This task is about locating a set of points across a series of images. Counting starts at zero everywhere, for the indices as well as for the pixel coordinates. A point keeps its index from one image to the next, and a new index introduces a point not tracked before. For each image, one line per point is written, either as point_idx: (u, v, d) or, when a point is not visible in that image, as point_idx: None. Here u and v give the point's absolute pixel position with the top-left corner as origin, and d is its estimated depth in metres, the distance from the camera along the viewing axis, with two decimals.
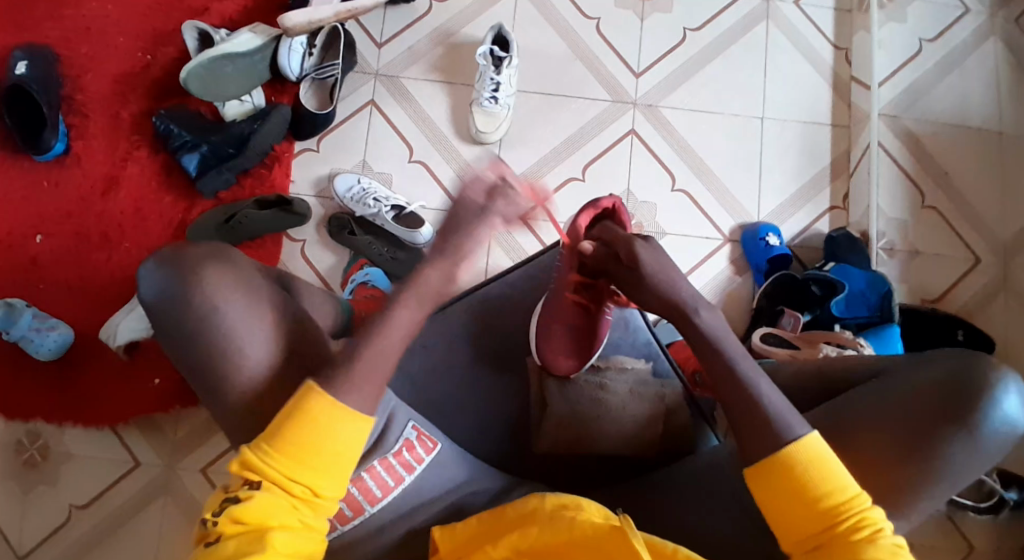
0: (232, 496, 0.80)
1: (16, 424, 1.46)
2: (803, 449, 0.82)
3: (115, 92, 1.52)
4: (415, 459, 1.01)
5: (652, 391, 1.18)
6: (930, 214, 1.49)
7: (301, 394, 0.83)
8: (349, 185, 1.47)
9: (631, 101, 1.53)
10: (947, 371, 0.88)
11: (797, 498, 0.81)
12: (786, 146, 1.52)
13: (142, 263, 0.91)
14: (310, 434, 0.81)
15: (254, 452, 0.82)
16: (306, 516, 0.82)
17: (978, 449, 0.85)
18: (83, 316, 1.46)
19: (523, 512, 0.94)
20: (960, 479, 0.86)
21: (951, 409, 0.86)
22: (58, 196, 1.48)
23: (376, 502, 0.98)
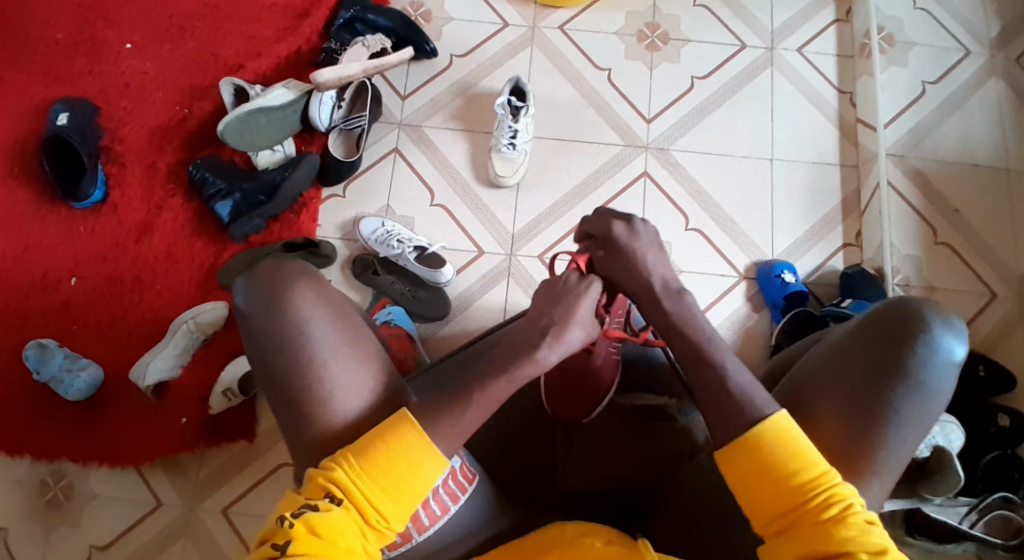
0: (312, 503, 0.84)
1: (41, 464, 1.47)
2: (766, 429, 0.85)
3: (152, 143, 1.60)
4: (458, 488, 1.05)
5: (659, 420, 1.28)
6: (942, 249, 1.51)
7: (398, 420, 0.89)
8: (374, 228, 1.53)
9: (643, 145, 1.59)
10: (872, 316, 0.97)
11: (763, 480, 0.84)
12: (795, 186, 1.57)
13: (235, 282, 1.00)
14: (395, 464, 0.87)
15: (341, 470, 0.86)
16: (371, 544, 0.85)
17: (923, 387, 0.93)
18: (113, 356, 1.49)
19: (542, 538, 1.02)
20: (907, 413, 0.92)
21: (882, 347, 0.94)
22: (95, 241, 1.55)
23: (423, 530, 1.01)
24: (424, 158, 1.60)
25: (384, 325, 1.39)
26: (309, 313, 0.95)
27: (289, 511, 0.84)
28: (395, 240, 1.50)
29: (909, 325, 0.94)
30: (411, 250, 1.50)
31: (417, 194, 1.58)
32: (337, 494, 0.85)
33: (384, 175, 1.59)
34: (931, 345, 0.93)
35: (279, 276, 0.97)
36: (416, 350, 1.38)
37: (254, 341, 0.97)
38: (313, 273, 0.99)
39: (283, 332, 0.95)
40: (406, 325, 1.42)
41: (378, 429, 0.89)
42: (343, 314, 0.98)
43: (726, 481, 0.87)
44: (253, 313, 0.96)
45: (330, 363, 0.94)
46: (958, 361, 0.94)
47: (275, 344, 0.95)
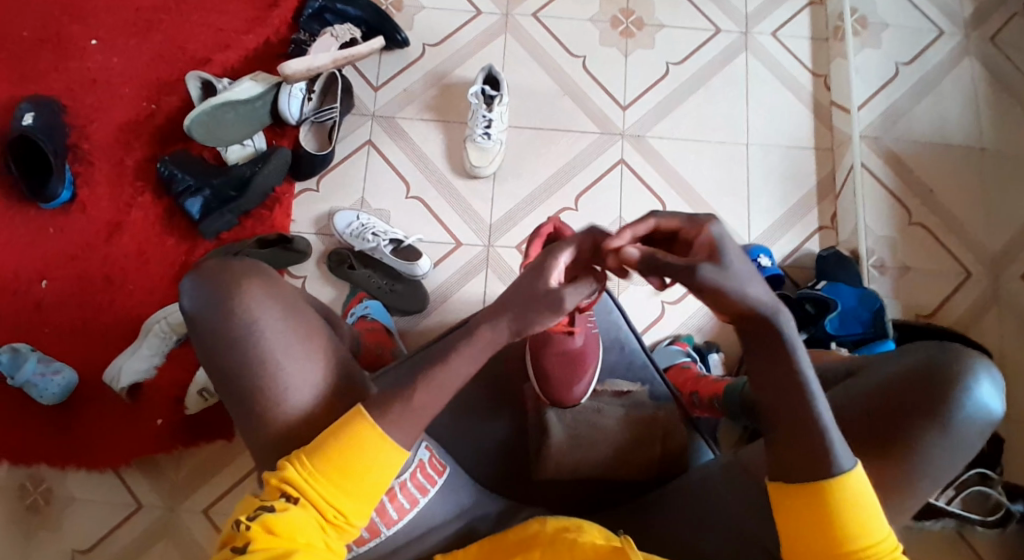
0: (268, 505, 0.86)
1: (18, 468, 1.45)
2: (842, 484, 0.87)
3: (120, 140, 1.57)
4: (426, 481, 1.10)
5: (646, 413, 1.30)
6: (917, 230, 1.52)
7: (351, 417, 0.90)
8: (349, 221, 1.51)
9: (619, 132, 1.59)
10: (922, 362, 0.97)
11: (827, 529, 0.87)
12: (771, 168, 1.57)
13: (183, 277, 0.97)
14: (349, 459, 0.88)
15: (295, 469, 0.88)
16: (331, 539, 0.88)
17: (959, 438, 0.94)
18: (86, 358, 1.47)
19: (523, 533, 1.04)
20: (942, 462, 0.94)
21: (926, 394, 0.95)
22: (65, 241, 1.52)
23: (392, 525, 1.06)
24: (398, 149, 1.58)
25: (361, 319, 1.40)
26: (259, 314, 0.93)
27: (246, 514, 0.86)
28: (371, 233, 1.48)
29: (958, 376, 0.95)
30: (387, 243, 1.48)
31: (393, 186, 1.56)
32: (293, 493, 0.88)
33: (358, 168, 1.57)
34: (976, 400, 0.95)
35: (227, 276, 0.95)
36: (394, 342, 1.40)
37: (209, 346, 0.95)
38: (262, 270, 0.97)
39: (231, 335, 0.93)
40: (384, 319, 1.43)
41: (332, 424, 0.90)
42: (295, 311, 0.96)
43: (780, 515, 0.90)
44: (201, 315, 0.94)
45: (299, 363, 0.94)
46: (996, 415, 0.96)
47: (223, 345, 0.94)
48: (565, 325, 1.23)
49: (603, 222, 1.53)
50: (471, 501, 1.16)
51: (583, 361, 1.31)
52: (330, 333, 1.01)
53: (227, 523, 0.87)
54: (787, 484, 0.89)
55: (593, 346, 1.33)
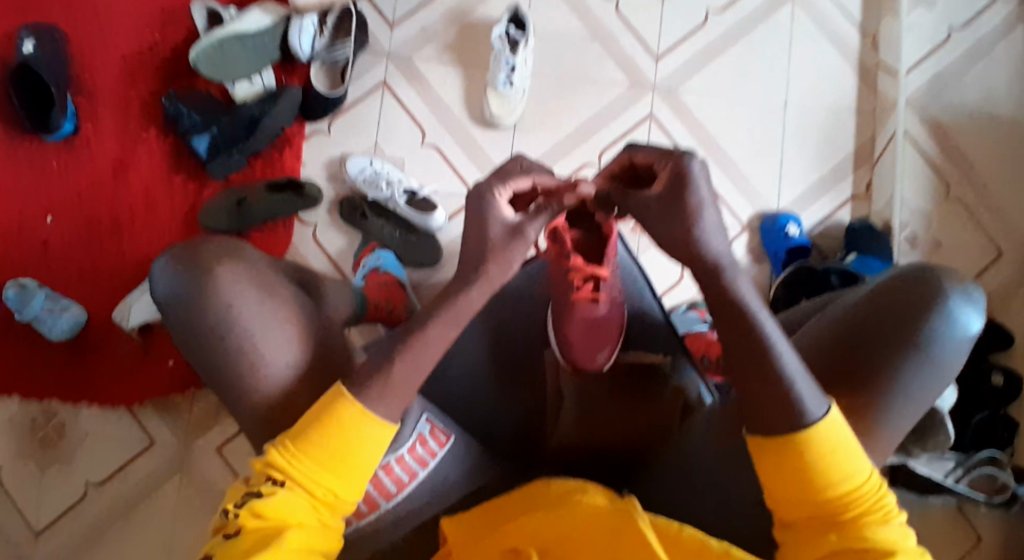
0: (254, 492, 0.86)
1: (31, 403, 1.43)
2: (817, 434, 0.84)
3: (126, 73, 1.51)
4: (427, 453, 1.11)
5: (669, 390, 1.29)
6: (953, 205, 1.45)
7: (330, 399, 0.89)
8: (361, 167, 1.45)
9: (650, 85, 1.51)
10: (888, 284, 0.94)
11: (806, 481, 0.84)
12: (807, 131, 1.49)
13: (157, 259, 0.98)
14: (334, 440, 0.88)
15: (278, 454, 0.88)
16: (325, 516, 0.89)
17: (930, 360, 0.91)
18: (96, 298, 1.46)
19: (530, 492, 1.07)
20: (914, 388, 0.91)
21: (894, 317, 0.92)
22: (72, 179, 1.48)
23: (390, 498, 1.07)
24: (414, 92, 1.50)
25: (372, 271, 1.37)
26: (233, 295, 0.94)
27: (234, 503, 0.86)
28: (385, 182, 1.43)
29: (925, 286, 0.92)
30: (401, 192, 1.44)
31: (409, 133, 1.49)
32: (279, 477, 0.87)
33: (372, 112, 1.50)
34: (948, 317, 0.91)
35: (197, 274, 0.95)
36: (407, 297, 1.38)
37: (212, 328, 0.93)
38: (236, 251, 0.99)
39: (206, 318, 0.94)
40: (396, 272, 1.40)
41: (313, 409, 0.89)
42: (270, 290, 0.97)
43: (760, 468, 0.87)
44: (172, 299, 0.95)
45: (279, 350, 0.94)
46: (974, 333, 0.92)
47: (207, 341, 0.95)
48: (588, 290, 1.21)
49: None
50: (475, 473, 1.16)
51: (605, 331, 1.29)
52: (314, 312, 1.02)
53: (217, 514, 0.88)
54: (763, 437, 0.86)
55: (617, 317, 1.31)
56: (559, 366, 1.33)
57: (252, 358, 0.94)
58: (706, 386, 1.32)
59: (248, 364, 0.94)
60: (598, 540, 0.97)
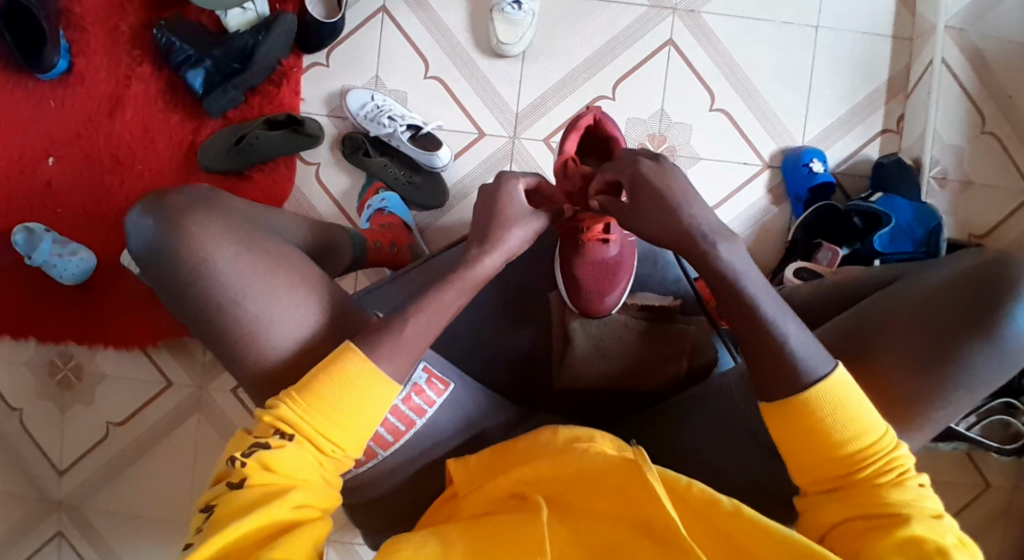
0: (262, 441, 0.83)
1: (47, 346, 1.47)
2: (825, 390, 0.83)
3: (116, 2, 1.43)
4: (425, 402, 1.05)
5: (677, 331, 1.25)
6: (988, 141, 1.35)
7: (339, 354, 0.87)
8: (363, 102, 1.39)
9: (670, 6, 1.39)
10: (968, 273, 0.92)
11: (818, 439, 0.83)
12: (838, 58, 1.38)
13: (129, 211, 0.94)
14: (341, 397, 0.85)
15: (287, 408, 0.85)
16: (329, 471, 0.86)
17: (1001, 354, 0.89)
18: (102, 239, 1.44)
19: (532, 443, 0.94)
20: (980, 380, 0.89)
21: (970, 304, 0.90)
22: (65, 117, 1.43)
23: (388, 447, 1.03)
24: (415, 19, 1.41)
25: (377, 215, 1.33)
26: (210, 251, 0.90)
27: (240, 450, 0.84)
28: (387, 118, 1.36)
29: (995, 283, 0.90)
30: (404, 129, 1.37)
31: (411, 64, 1.41)
32: (287, 429, 0.85)
33: (371, 41, 1.41)
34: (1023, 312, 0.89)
35: (174, 230, 0.91)
36: (413, 240, 1.34)
37: (208, 319, 0.91)
38: (206, 201, 0.94)
39: (182, 277, 0.90)
40: (401, 214, 1.35)
41: (324, 365, 0.86)
42: (252, 237, 0.92)
43: (774, 436, 0.86)
44: (147, 250, 0.92)
45: (273, 337, 0.91)
46: None
47: (194, 302, 0.91)
48: (598, 232, 1.19)
49: (643, 114, 1.39)
50: None
51: (618, 271, 1.26)
52: (304, 258, 0.96)
53: (222, 459, 0.85)
54: (772, 400, 0.85)
55: (630, 258, 1.27)
56: (567, 309, 1.31)
57: (246, 345, 0.90)
58: (719, 335, 1.28)
59: (246, 353, 0.91)
60: (605, 492, 0.89)
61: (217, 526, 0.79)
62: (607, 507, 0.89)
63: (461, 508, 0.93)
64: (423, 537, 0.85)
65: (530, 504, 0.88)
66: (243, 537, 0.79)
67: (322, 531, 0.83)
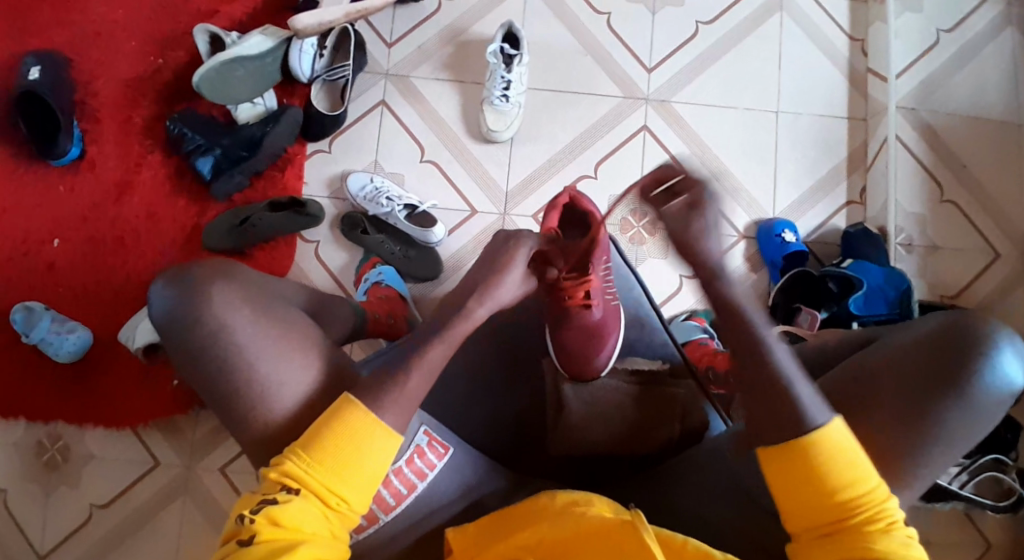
0: (269, 498, 0.86)
1: (37, 426, 1.46)
2: (825, 437, 0.87)
3: (131, 96, 1.54)
4: (426, 465, 1.06)
5: (667, 393, 1.25)
6: (948, 207, 1.46)
7: (341, 406, 0.91)
8: (362, 184, 1.48)
9: (643, 97, 1.53)
10: (941, 330, 0.95)
11: (813, 486, 0.86)
12: (800, 140, 1.51)
13: (151, 284, 0.99)
14: (347, 448, 0.89)
15: (293, 463, 0.88)
16: (336, 525, 0.88)
17: (976, 408, 0.92)
18: (102, 318, 1.48)
19: (534, 508, 0.96)
20: (959, 434, 0.93)
21: (946, 361, 0.93)
22: (76, 201, 1.51)
23: (390, 510, 1.03)
24: (411, 109, 1.54)
25: (374, 287, 1.39)
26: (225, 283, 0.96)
27: (248, 508, 0.86)
28: (385, 198, 1.46)
29: (964, 339, 0.93)
30: (401, 209, 1.46)
31: (407, 150, 1.52)
32: (293, 484, 0.87)
33: (371, 130, 1.53)
34: (993, 368, 0.93)
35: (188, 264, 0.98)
36: (409, 309, 1.40)
37: (217, 332, 0.94)
38: None
39: (200, 292, 0.95)
40: (398, 286, 1.42)
41: (326, 420, 0.90)
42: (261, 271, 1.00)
43: (770, 484, 0.89)
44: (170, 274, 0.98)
45: (284, 346, 0.95)
46: (1017, 387, 0.94)
47: (197, 314, 0.94)
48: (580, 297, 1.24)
49: (624, 191, 1.49)
50: None
51: (602, 333, 1.30)
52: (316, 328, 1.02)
53: (231, 519, 0.87)
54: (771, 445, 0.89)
55: (613, 321, 1.31)
56: (558, 373, 1.31)
57: (256, 354, 0.94)
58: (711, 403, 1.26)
59: (255, 361, 0.94)
60: (599, 546, 0.91)
61: None
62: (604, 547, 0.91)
63: None
64: None
65: None
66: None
67: None
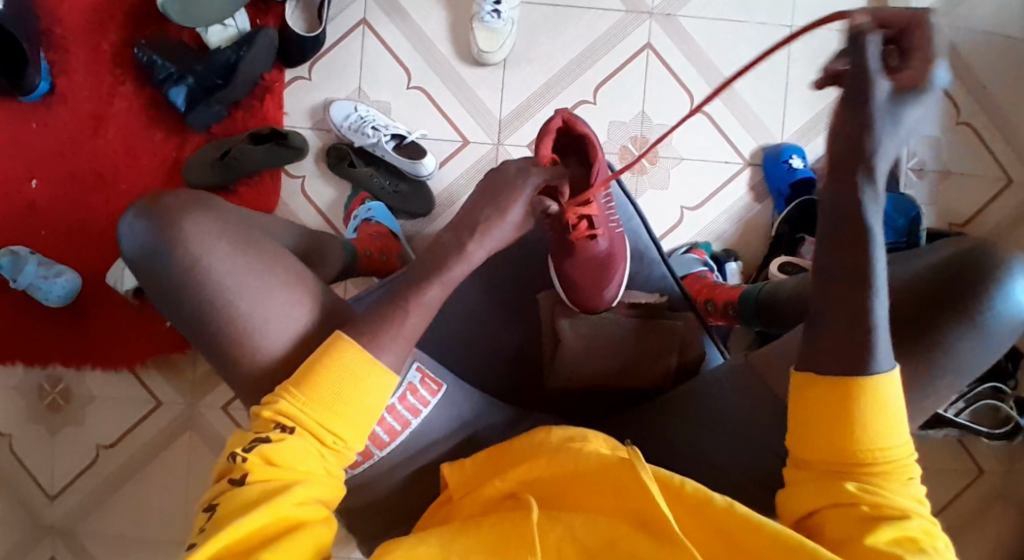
0: (263, 436, 0.80)
1: (35, 370, 1.45)
2: (871, 384, 0.76)
3: (97, 21, 1.43)
4: (420, 401, 1.01)
5: (665, 325, 1.13)
6: (964, 130, 1.39)
7: (330, 343, 0.84)
8: (346, 113, 1.39)
9: (647, 10, 1.41)
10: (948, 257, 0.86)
11: (842, 426, 0.76)
12: (814, 56, 1.41)
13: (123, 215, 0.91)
14: (343, 387, 0.82)
15: (287, 401, 0.82)
16: (330, 464, 0.82)
17: (978, 338, 0.84)
18: (88, 260, 1.43)
19: (528, 442, 0.91)
20: (961, 366, 0.85)
21: (951, 287, 0.84)
22: (49, 138, 1.42)
23: (385, 446, 0.99)
24: (395, 29, 1.42)
25: (364, 224, 1.32)
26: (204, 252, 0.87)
27: (241, 446, 0.80)
28: (371, 128, 1.37)
29: (969, 272, 0.84)
30: (389, 139, 1.37)
31: (393, 75, 1.42)
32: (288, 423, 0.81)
33: (353, 53, 1.43)
34: (1002, 295, 0.83)
35: (163, 208, 0.89)
36: (401, 246, 1.33)
37: (197, 323, 0.89)
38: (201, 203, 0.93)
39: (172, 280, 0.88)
40: (389, 222, 1.35)
41: (325, 354, 0.84)
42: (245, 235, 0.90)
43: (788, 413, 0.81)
44: (138, 251, 0.90)
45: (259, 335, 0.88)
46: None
47: (180, 308, 0.89)
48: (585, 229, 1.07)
49: (625, 117, 1.41)
50: None
51: (610, 269, 1.14)
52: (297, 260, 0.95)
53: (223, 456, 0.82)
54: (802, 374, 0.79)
55: (622, 251, 1.16)
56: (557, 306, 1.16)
57: (237, 345, 0.88)
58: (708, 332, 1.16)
59: (239, 352, 0.88)
60: (602, 498, 0.84)
61: (221, 521, 0.75)
62: (604, 500, 0.84)
63: (458, 511, 0.90)
64: (417, 537, 0.82)
65: (525, 504, 0.84)
66: (249, 533, 0.75)
67: (326, 532, 0.79)
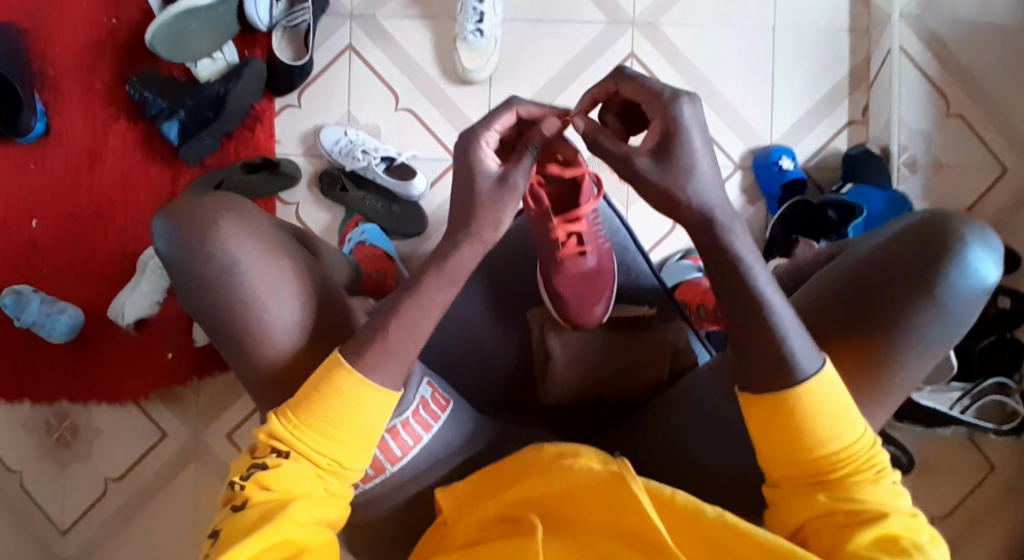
0: (259, 462, 0.80)
1: (42, 406, 1.47)
2: (813, 389, 0.76)
3: (89, 60, 1.46)
4: (431, 416, 0.97)
5: (655, 334, 1.13)
6: (954, 122, 1.39)
7: (327, 369, 0.80)
8: (336, 138, 1.41)
9: (629, 20, 1.42)
10: (906, 231, 0.85)
11: (800, 437, 0.77)
12: (798, 57, 1.42)
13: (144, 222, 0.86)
14: (337, 410, 0.80)
15: (281, 423, 0.80)
16: (332, 486, 0.81)
17: (947, 312, 0.83)
18: (90, 295, 1.44)
19: (520, 462, 0.90)
20: (934, 342, 0.83)
21: (914, 264, 0.83)
22: (48, 177, 1.45)
23: (397, 461, 0.94)
24: (380, 52, 1.44)
25: (359, 246, 1.32)
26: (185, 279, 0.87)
27: (239, 474, 0.80)
28: (361, 151, 1.39)
29: (932, 245, 0.82)
30: (378, 161, 1.39)
31: (380, 97, 1.44)
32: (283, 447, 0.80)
33: (340, 78, 1.45)
34: (963, 267, 0.82)
35: None
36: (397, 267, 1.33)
37: None
38: None
39: None
40: (382, 244, 1.35)
41: (320, 381, 0.80)
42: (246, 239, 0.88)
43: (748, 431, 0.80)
44: None
45: None
46: (990, 284, 0.84)
47: None
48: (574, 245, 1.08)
49: None
50: None
51: (599, 281, 1.13)
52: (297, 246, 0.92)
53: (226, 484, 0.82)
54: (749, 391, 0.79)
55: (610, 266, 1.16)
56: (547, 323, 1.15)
57: None
58: (697, 335, 1.16)
59: None
60: (594, 510, 0.84)
61: (223, 547, 0.75)
62: (598, 514, 0.84)
63: (452, 536, 0.88)
64: None
65: (526, 523, 0.84)
66: None
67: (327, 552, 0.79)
